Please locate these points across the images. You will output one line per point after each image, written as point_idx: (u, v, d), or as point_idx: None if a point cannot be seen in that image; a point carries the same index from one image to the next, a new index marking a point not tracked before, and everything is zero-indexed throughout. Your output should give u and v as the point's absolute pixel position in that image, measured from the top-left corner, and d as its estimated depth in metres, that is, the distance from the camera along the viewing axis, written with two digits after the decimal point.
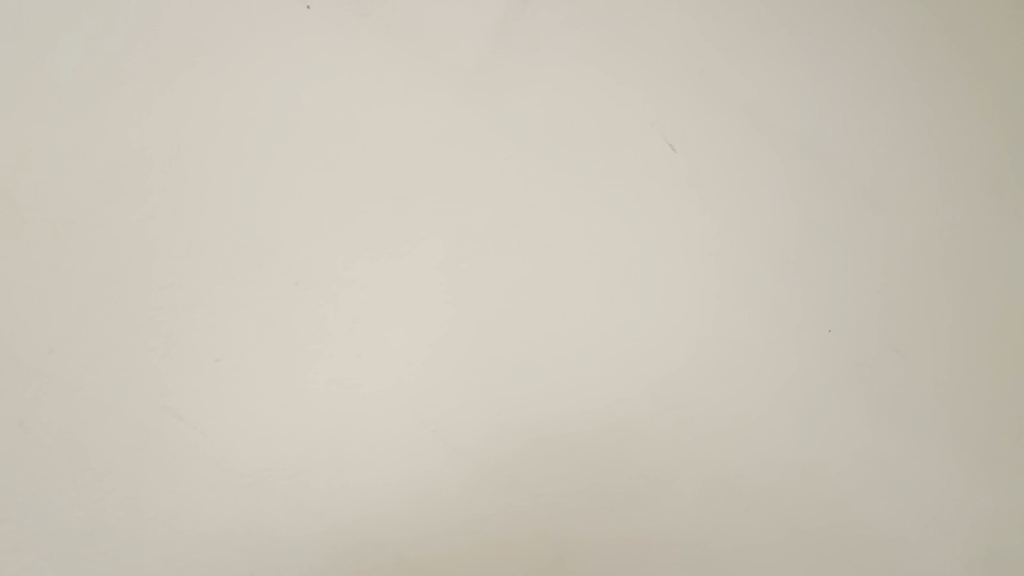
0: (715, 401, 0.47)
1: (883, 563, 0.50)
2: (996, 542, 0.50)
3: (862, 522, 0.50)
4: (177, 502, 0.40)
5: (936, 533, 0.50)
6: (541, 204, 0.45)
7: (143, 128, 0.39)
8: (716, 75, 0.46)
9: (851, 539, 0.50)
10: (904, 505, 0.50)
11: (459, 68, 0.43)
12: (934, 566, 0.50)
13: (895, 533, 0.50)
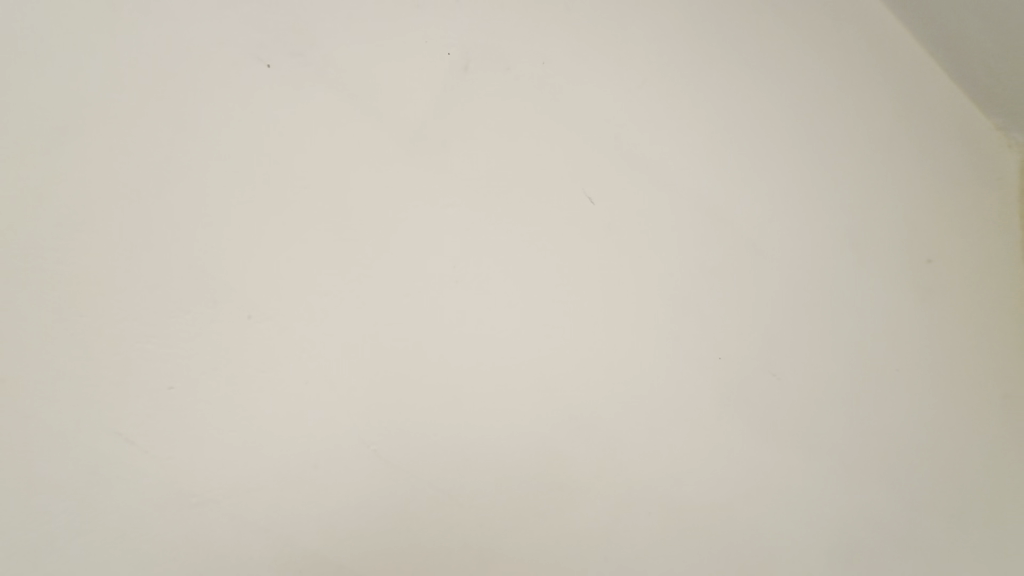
0: (628, 423, 0.53)
1: (767, 554, 0.57)
2: (851, 530, 0.61)
3: (748, 516, 0.56)
4: (126, 522, 0.36)
5: (808, 525, 0.59)
6: (483, 245, 0.50)
7: (119, 161, 0.38)
8: (616, 156, 0.57)
9: (737, 530, 0.55)
10: (783, 501, 0.58)
11: (404, 127, 0.48)
12: (808, 555, 0.58)
13: (777, 525, 0.58)
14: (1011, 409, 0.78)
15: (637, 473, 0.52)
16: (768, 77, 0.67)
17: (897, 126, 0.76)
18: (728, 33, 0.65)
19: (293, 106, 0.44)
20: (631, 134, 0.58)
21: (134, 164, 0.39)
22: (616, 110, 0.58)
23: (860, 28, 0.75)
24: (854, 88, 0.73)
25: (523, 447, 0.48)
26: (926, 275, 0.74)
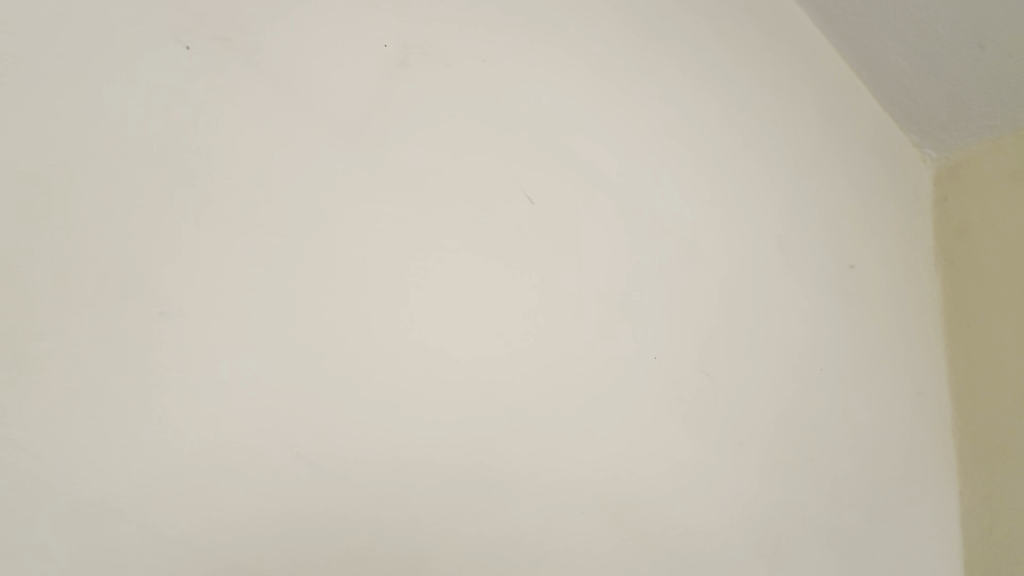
0: (565, 421, 0.53)
1: (705, 549, 0.57)
2: (787, 524, 0.63)
3: (684, 510, 0.57)
4: (9, 541, 0.32)
5: (745, 519, 0.60)
6: (418, 241, 0.49)
7: (13, 139, 0.35)
8: (557, 157, 0.57)
9: (673, 525, 0.56)
10: (719, 495, 0.59)
11: (338, 119, 0.47)
12: (745, 549, 0.60)
13: (714, 520, 0.58)
14: (927, 410, 0.81)
15: (574, 470, 0.52)
16: (705, 86, 0.69)
17: (828, 137, 0.79)
18: (667, 42, 0.66)
19: (217, 92, 0.42)
20: (571, 136, 0.58)
21: (32, 142, 0.35)
22: (557, 111, 0.58)
23: (792, 42, 0.78)
24: (786, 100, 0.75)
25: (458, 446, 0.47)
26: (851, 280, 0.77)
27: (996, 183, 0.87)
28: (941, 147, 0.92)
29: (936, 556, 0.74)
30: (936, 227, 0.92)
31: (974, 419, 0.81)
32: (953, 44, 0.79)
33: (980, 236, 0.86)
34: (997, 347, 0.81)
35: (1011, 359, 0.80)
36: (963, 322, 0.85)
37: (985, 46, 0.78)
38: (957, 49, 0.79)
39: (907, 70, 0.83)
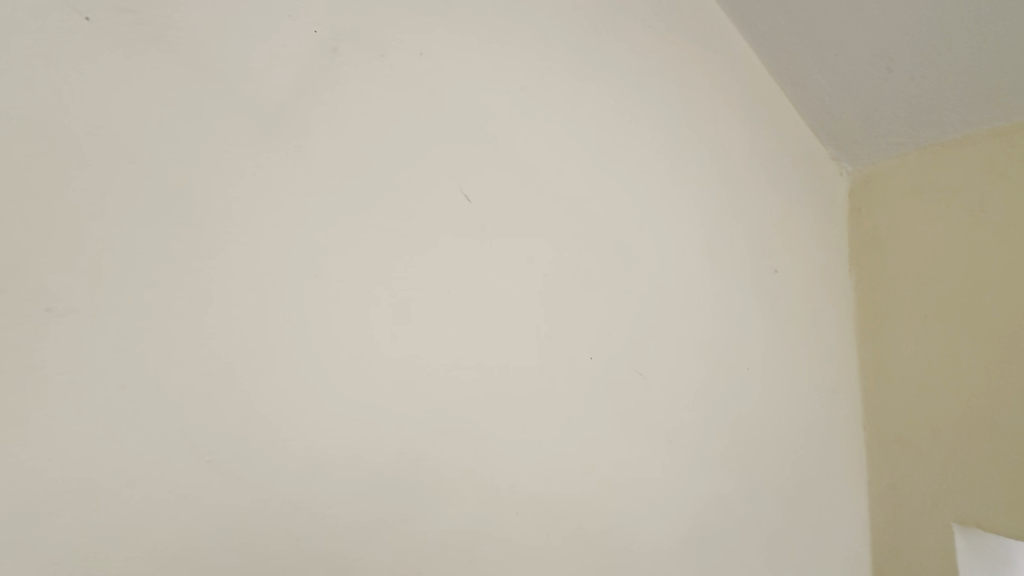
0: (501, 422, 0.53)
1: (632, 544, 0.58)
2: (712, 518, 0.65)
3: (613, 508, 0.58)
4: None
5: (672, 514, 0.62)
6: (349, 238, 0.47)
7: None
8: (495, 157, 0.57)
9: (603, 522, 0.57)
10: (648, 492, 0.61)
11: (261, 106, 0.44)
12: (672, 544, 0.61)
13: (643, 517, 0.60)
14: (843, 408, 0.86)
15: (509, 472, 0.52)
16: (641, 94, 0.70)
17: (755, 147, 0.82)
18: (604, 49, 0.68)
19: (124, 71, 0.39)
20: (510, 137, 0.58)
21: None
22: (494, 112, 0.58)
23: (724, 55, 0.80)
24: (717, 110, 0.78)
25: (390, 450, 0.46)
26: (775, 283, 0.80)
27: (903, 196, 0.91)
28: (856, 160, 0.96)
29: (847, 542, 0.80)
30: (851, 237, 0.96)
31: (882, 419, 0.86)
32: (864, 65, 0.81)
33: (889, 247, 0.91)
34: (902, 351, 0.86)
35: (914, 362, 0.85)
36: (873, 328, 0.90)
37: (892, 69, 0.80)
38: (867, 70, 0.81)
39: (825, 88, 0.85)
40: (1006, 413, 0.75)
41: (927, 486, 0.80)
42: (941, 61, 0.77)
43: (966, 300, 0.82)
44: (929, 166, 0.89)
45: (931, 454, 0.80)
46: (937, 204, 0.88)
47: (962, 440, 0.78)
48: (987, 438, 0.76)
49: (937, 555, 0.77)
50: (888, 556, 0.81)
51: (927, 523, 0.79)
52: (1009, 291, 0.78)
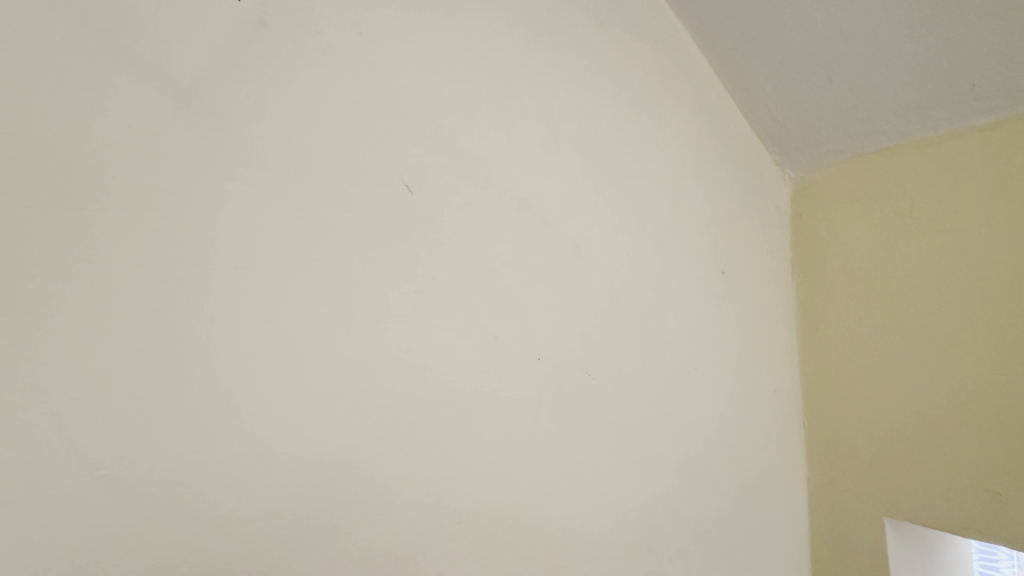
0: (442, 426, 0.50)
1: (581, 550, 0.57)
2: (661, 521, 0.65)
3: (561, 514, 0.56)
4: None
5: (621, 518, 0.61)
6: (275, 228, 0.43)
7: None
8: (439, 147, 0.54)
9: (550, 528, 0.55)
10: (596, 496, 0.59)
11: (176, 82, 0.40)
12: (620, 549, 0.60)
13: (591, 523, 0.58)
14: (784, 409, 0.86)
15: (450, 479, 0.49)
16: (591, 91, 0.69)
17: (703, 148, 0.83)
18: (554, 44, 0.66)
19: (10, 36, 0.34)
20: (456, 128, 0.56)
21: None
22: (439, 100, 0.55)
23: (673, 57, 0.81)
24: (666, 111, 0.78)
25: (316, 461, 0.42)
26: (722, 285, 0.81)
27: (839, 203, 0.89)
28: (799, 166, 0.94)
29: (787, 540, 0.81)
30: (793, 243, 0.94)
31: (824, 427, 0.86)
32: (805, 73, 0.81)
33: (829, 255, 0.89)
34: (839, 360, 0.85)
35: (851, 371, 0.84)
36: (813, 335, 0.90)
37: (831, 79, 0.80)
38: (809, 78, 0.81)
39: (770, 93, 0.85)
40: (937, 421, 0.74)
41: (862, 489, 0.80)
42: (876, 73, 0.76)
43: (898, 307, 0.80)
44: (864, 171, 0.87)
45: (868, 463, 0.80)
46: (868, 210, 0.86)
47: (897, 449, 0.77)
48: (920, 447, 0.75)
49: (871, 555, 0.78)
50: (828, 554, 0.83)
51: (863, 524, 0.79)
52: (939, 297, 0.76)
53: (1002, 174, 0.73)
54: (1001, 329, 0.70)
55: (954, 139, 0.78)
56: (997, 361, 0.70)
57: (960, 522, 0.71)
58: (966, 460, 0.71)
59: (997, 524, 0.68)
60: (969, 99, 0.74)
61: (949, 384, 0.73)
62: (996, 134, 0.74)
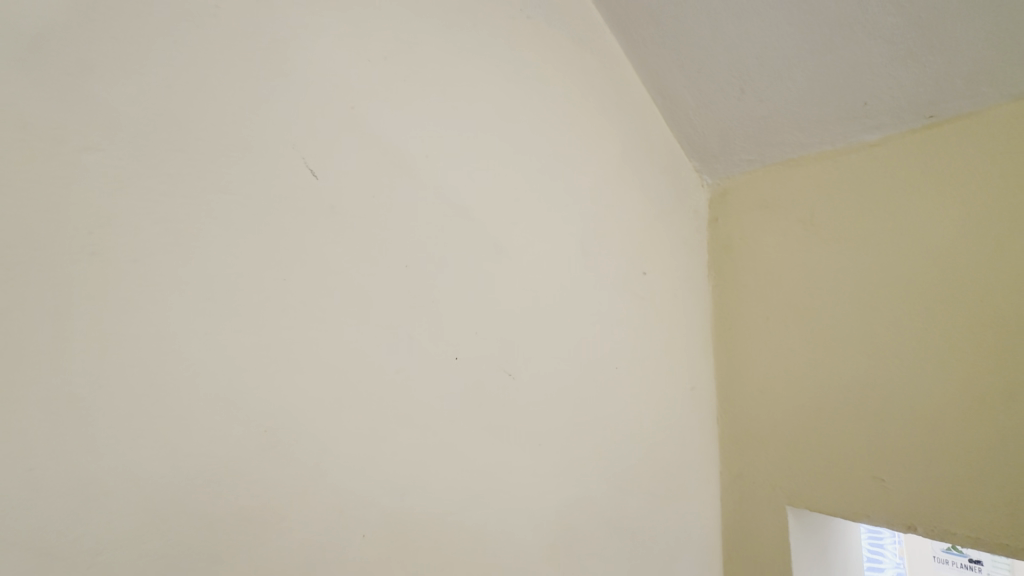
0: (346, 432, 0.46)
1: (496, 557, 0.55)
2: (578, 521, 0.65)
3: (476, 520, 0.54)
4: None
5: (537, 521, 0.60)
6: (146, 210, 0.38)
7: None
8: (348, 130, 0.51)
9: (464, 536, 0.53)
10: (513, 500, 0.58)
11: (19, 33, 0.34)
12: (536, 553, 0.59)
13: (507, 528, 0.57)
14: (699, 406, 0.90)
15: (354, 489, 0.46)
16: (516, 85, 0.68)
17: (627, 150, 0.84)
18: (478, 34, 0.65)
19: None
20: (370, 112, 0.53)
21: None
22: (349, 81, 0.52)
23: (598, 58, 0.82)
24: (591, 112, 0.79)
25: (191, 474, 0.38)
26: (642, 285, 0.82)
27: (751, 208, 0.94)
28: (715, 174, 0.98)
29: (701, 533, 0.84)
30: (709, 247, 0.99)
31: (736, 422, 0.90)
32: (720, 84, 0.84)
33: (740, 256, 0.94)
34: (749, 357, 0.90)
35: (760, 367, 0.88)
36: (726, 334, 0.94)
37: (743, 90, 0.84)
38: (723, 89, 0.85)
39: (689, 101, 0.88)
40: (831, 413, 0.78)
41: (767, 481, 0.84)
42: (782, 88, 0.81)
43: (800, 306, 0.85)
44: (772, 180, 0.92)
45: (773, 454, 0.84)
46: (775, 215, 0.91)
47: (797, 440, 0.81)
48: (817, 437, 0.79)
49: (774, 544, 0.82)
50: (737, 544, 0.86)
51: (768, 514, 0.84)
52: (835, 297, 0.81)
53: (886, 181, 0.79)
54: (885, 327, 0.75)
55: (847, 152, 0.84)
56: (881, 356, 0.75)
57: (848, 507, 0.75)
58: (855, 448, 0.75)
59: (880, 507, 0.72)
60: (860, 116, 0.80)
61: (842, 378, 0.78)
62: (882, 149, 0.80)
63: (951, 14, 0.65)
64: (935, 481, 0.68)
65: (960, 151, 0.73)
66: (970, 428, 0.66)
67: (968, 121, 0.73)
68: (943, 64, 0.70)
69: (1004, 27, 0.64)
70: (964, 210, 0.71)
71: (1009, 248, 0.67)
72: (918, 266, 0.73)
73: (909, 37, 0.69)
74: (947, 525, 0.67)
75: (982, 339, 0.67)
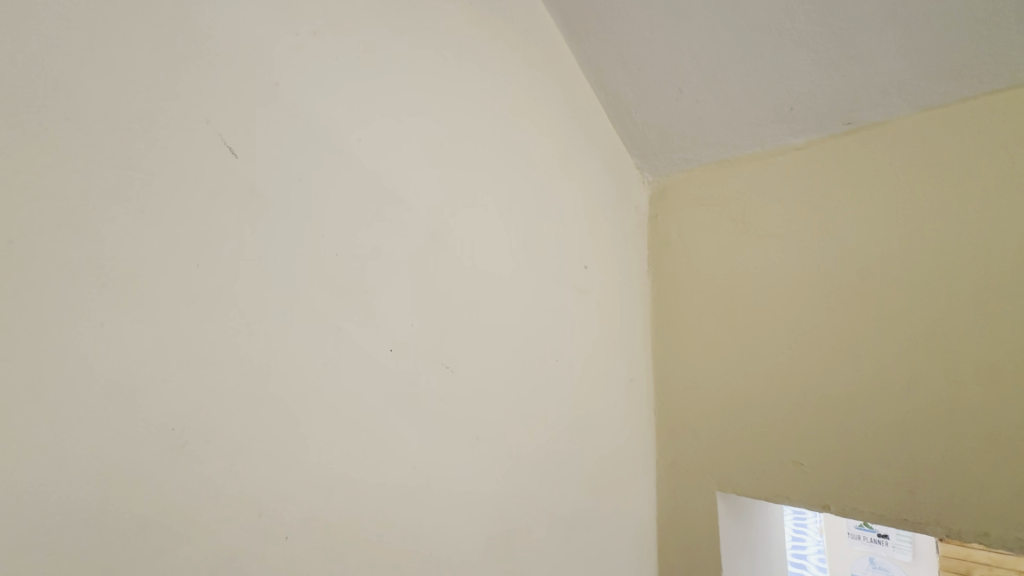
0: (265, 428, 0.44)
1: (430, 554, 0.54)
2: (516, 514, 0.65)
3: (409, 518, 0.53)
4: None
5: (474, 516, 0.59)
6: (25, 184, 0.34)
7: None
8: (271, 107, 0.47)
9: (397, 533, 0.52)
10: (448, 496, 0.57)
11: None
12: (472, 547, 0.59)
13: (443, 523, 0.56)
14: (637, 397, 0.92)
15: (274, 489, 0.44)
16: (459, 73, 0.67)
17: (571, 146, 0.85)
18: (419, 18, 0.63)
19: None
20: (296, 90, 0.50)
21: None
22: (273, 54, 0.48)
23: (542, 50, 0.82)
24: (534, 104, 0.79)
25: (80, 479, 0.34)
26: (584, 279, 0.83)
27: (688, 205, 0.97)
28: (655, 171, 1.01)
29: (637, 521, 0.86)
30: (649, 242, 1.01)
31: (671, 413, 0.93)
32: (660, 82, 0.86)
33: (677, 253, 0.97)
34: (684, 349, 0.93)
35: (693, 359, 0.91)
36: (663, 327, 0.97)
37: (681, 90, 0.86)
38: (662, 87, 0.87)
39: (631, 99, 0.90)
40: (757, 401, 0.82)
41: (698, 468, 0.88)
42: (717, 90, 0.84)
43: (731, 300, 0.88)
44: (707, 179, 0.95)
45: (704, 442, 0.88)
46: (710, 213, 0.94)
47: (726, 428, 0.85)
48: (744, 425, 0.83)
49: (704, 528, 0.86)
50: (669, 529, 0.90)
51: (698, 500, 0.87)
52: (762, 292, 0.85)
53: (809, 184, 0.84)
54: (806, 321, 0.80)
55: (775, 154, 0.88)
56: (803, 348, 0.79)
57: (771, 490, 0.79)
58: (777, 434, 0.80)
59: (798, 489, 0.77)
60: (786, 120, 0.84)
61: (768, 369, 0.82)
62: (806, 152, 0.85)
63: (867, 27, 0.70)
64: (846, 462, 0.73)
65: (874, 156, 0.78)
66: (877, 413, 0.71)
67: (881, 129, 0.78)
68: (860, 74, 0.75)
69: (913, 41, 0.69)
70: (876, 211, 0.76)
71: (913, 247, 0.72)
72: (835, 263, 0.78)
73: (830, 46, 0.73)
74: (856, 503, 0.72)
75: (889, 331, 0.72)
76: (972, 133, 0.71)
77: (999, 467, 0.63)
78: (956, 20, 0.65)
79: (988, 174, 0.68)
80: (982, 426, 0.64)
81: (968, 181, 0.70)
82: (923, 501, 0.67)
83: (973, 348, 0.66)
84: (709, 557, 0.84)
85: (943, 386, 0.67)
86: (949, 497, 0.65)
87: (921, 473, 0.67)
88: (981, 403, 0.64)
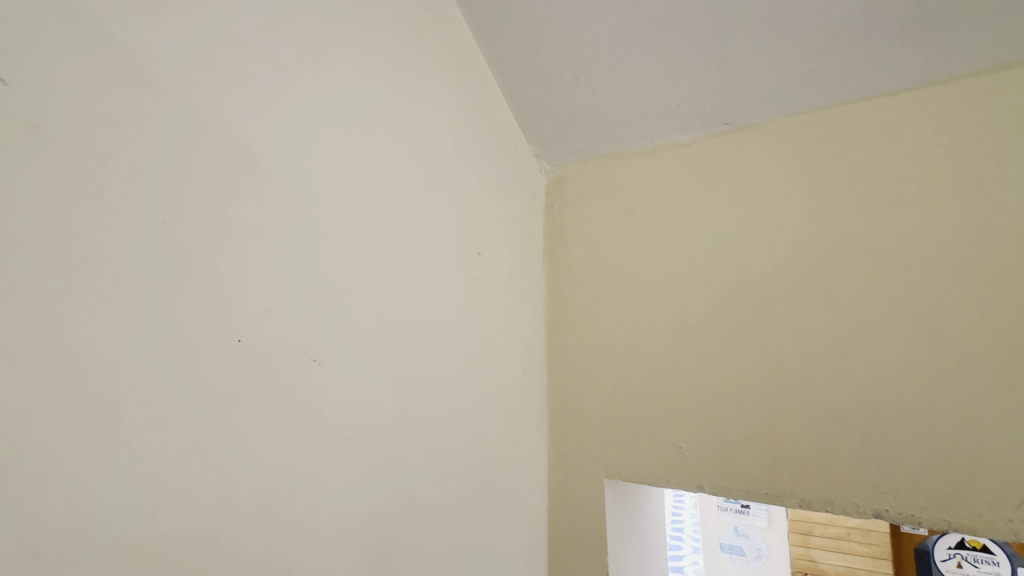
0: (52, 439, 0.34)
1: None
2: (395, 520, 0.59)
3: (261, 536, 0.45)
4: None
5: (344, 527, 0.53)
6: None
7: None
8: (66, 25, 0.37)
9: (244, 556, 0.44)
10: (313, 507, 0.50)
11: None
12: (342, 562, 0.52)
13: (305, 540, 0.49)
14: (531, 389, 0.90)
15: (63, 517, 0.34)
16: (337, 27, 0.59)
17: (466, 124, 0.80)
18: None
19: None
20: (107, 11, 0.39)
21: None
22: None
23: (436, 19, 0.76)
24: (426, 76, 0.73)
25: None
26: (477, 266, 0.79)
27: (582, 197, 0.98)
28: (552, 160, 1.00)
29: (527, 514, 0.85)
30: (545, 232, 1.00)
31: (563, 403, 0.93)
32: (557, 68, 0.85)
33: (572, 243, 0.97)
34: (577, 339, 0.93)
35: (585, 349, 0.92)
36: (557, 317, 0.96)
37: (578, 78, 0.85)
38: (560, 73, 0.85)
39: (529, 82, 0.88)
40: (642, 389, 0.85)
41: (588, 457, 0.88)
42: (612, 81, 0.84)
43: (620, 291, 0.90)
44: (601, 171, 0.97)
45: (593, 430, 0.89)
46: (603, 205, 0.95)
47: (614, 416, 0.87)
48: (631, 413, 0.85)
49: (591, 515, 0.87)
50: (559, 520, 0.90)
51: (586, 489, 0.88)
52: (649, 283, 0.87)
53: (693, 181, 0.87)
54: (687, 311, 0.83)
55: (663, 150, 0.91)
56: (682, 336, 0.83)
57: (653, 474, 0.82)
58: (661, 421, 0.82)
59: (677, 472, 0.80)
60: (674, 116, 0.87)
61: (653, 357, 0.85)
62: (691, 149, 0.89)
63: (746, 31, 0.74)
64: (719, 444, 0.78)
65: (747, 157, 0.84)
66: (747, 396, 0.76)
67: (753, 132, 0.84)
68: (737, 77, 0.79)
69: (782, 49, 0.74)
70: (748, 209, 0.82)
71: (779, 244, 0.78)
72: (714, 256, 0.83)
73: (714, 46, 0.76)
74: (726, 482, 0.77)
75: (758, 320, 0.78)
76: (826, 141, 0.78)
77: (842, 441, 0.70)
78: (818, 33, 0.72)
79: (839, 179, 0.76)
80: (829, 404, 0.71)
81: (823, 184, 0.77)
82: (782, 476, 0.73)
83: (824, 334, 0.73)
84: (596, 544, 0.85)
85: (799, 368, 0.74)
86: (803, 470, 0.72)
87: (780, 450, 0.73)
88: (829, 383, 0.72)
